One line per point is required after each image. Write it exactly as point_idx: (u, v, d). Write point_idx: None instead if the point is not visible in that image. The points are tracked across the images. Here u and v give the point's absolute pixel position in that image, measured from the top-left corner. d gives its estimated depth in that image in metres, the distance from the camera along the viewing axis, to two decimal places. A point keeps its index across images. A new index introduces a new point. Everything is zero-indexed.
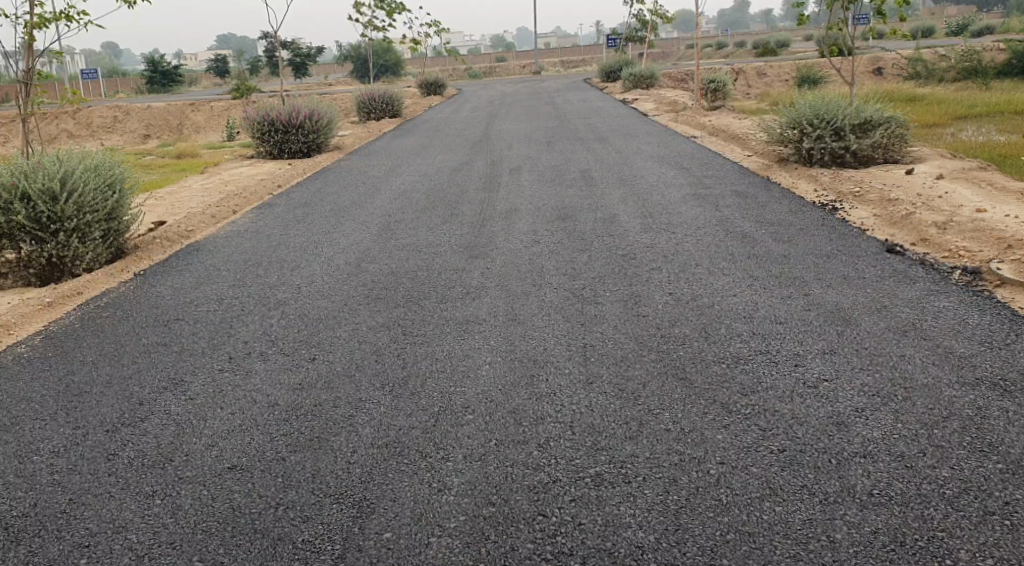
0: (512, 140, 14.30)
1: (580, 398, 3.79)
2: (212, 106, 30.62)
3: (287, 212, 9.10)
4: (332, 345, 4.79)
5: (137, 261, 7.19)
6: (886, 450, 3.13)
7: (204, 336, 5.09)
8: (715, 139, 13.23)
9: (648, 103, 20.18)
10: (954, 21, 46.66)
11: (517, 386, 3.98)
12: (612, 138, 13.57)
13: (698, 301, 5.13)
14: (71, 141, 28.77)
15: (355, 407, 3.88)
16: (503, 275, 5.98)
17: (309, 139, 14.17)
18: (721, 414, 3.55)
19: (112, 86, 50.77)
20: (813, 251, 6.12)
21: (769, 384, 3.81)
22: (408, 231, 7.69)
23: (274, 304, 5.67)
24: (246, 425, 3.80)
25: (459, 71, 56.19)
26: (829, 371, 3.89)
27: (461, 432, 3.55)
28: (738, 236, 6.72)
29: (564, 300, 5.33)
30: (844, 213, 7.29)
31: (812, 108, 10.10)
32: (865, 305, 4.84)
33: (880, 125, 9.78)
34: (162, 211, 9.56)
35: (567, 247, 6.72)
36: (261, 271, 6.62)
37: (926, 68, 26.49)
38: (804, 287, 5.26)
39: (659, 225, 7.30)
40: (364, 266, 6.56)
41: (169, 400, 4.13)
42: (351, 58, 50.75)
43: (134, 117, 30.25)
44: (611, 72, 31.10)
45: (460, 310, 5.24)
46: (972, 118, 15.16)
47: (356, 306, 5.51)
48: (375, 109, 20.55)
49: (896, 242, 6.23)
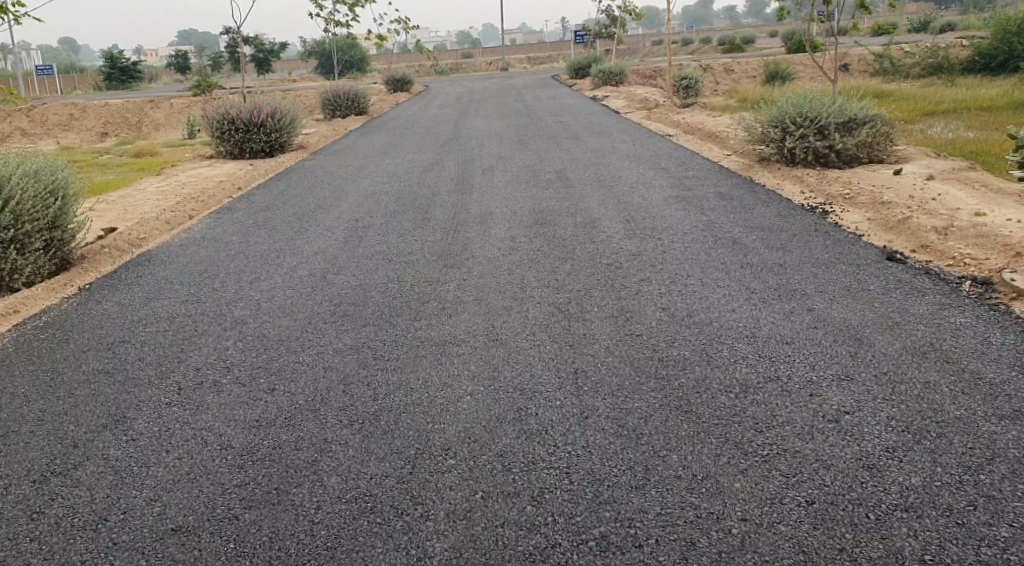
0: (483, 138, 13.84)
1: (576, 438, 3.37)
2: (172, 103, 29.79)
3: (248, 218, 8.55)
4: (294, 372, 4.31)
5: (82, 274, 6.61)
6: (930, 502, 2.86)
7: (152, 361, 4.58)
8: (691, 137, 12.87)
9: (617, 100, 19.82)
10: (917, 18, 47.04)
11: (501, 422, 3.56)
12: (586, 137, 13.19)
13: (693, 318, 4.73)
14: (26, 139, 27.75)
15: (319, 450, 3.43)
16: (481, 287, 5.55)
17: (271, 139, 13.59)
18: (736, 456, 3.18)
19: (69, 82, 49.59)
20: (810, 259, 5.76)
21: (785, 418, 3.42)
22: (376, 238, 7.23)
23: (232, 324, 5.16)
24: (194, 473, 3.31)
25: (425, 67, 55.67)
26: (849, 402, 3.52)
27: (442, 481, 3.13)
28: (728, 242, 6.35)
29: (549, 316, 4.91)
30: (835, 217, 6.96)
31: (794, 107, 9.77)
32: (874, 322, 4.48)
33: (865, 124, 9.47)
34: (114, 217, 8.96)
35: (548, 255, 6.29)
36: (218, 284, 6.10)
37: (892, 64, 26.49)
38: (806, 301, 4.88)
39: (643, 230, 6.91)
40: (331, 278, 6.09)
41: (106, 443, 3.62)
42: (316, 54, 49.90)
43: (91, 115, 29.35)
44: (580, 68, 30.78)
45: (435, 330, 4.79)
46: (941, 115, 15.02)
47: (322, 325, 5.03)
48: (340, 106, 19.96)
49: (896, 249, 5.91)
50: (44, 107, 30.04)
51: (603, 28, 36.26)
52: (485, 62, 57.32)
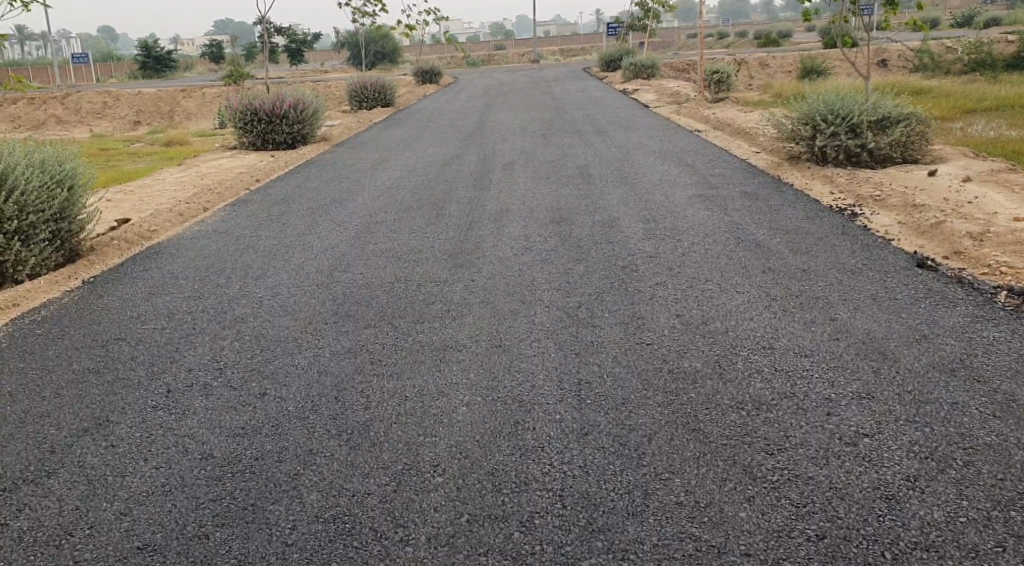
0: (507, 132, 13.64)
1: (572, 456, 3.17)
2: (204, 93, 29.91)
3: (262, 211, 8.43)
4: (287, 375, 4.15)
5: (87, 266, 6.53)
6: (953, 540, 2.62)
7: (144, 360, 4.45)
8: (720, 133, 12.53)
9: (647, 95, 19.47)
10: (961, 13, 45.83)
11: (496, 436, 3.36)
12: (613, 132, 12.90)
13: (708, 326, 4.49)
14: (60, 127, 28.00)
15: (302, 462, 3.28)
16: (489, 289, 5.36)
17: (294, 130, 13.46)
18: (743, 482, 2.95)
19: (106, 71, 50.15)
20: (836, 265, 5.49)
21: (799, 440, 3.19)
22: (388, 234, 7.06)
23: (231, 322, 5.02)
24: (170, 485, 3.21)
25: (456, 59, 55.44)
26: (869, 424, 3.27)
27: (427, 502, 2.96)
28: (751, 245, 6.09)
29: (557, 321, 4.70)
30: (864, 219, 6.66)
31: (826, 104, 9.43)
32: (900, 335, 4.21)
33: (900, 122, 9.10)
34: (129, 208, 8.89)
35: (561, 256, 6.07)
36: (222, 280, 5.97)
37: (933, 60, 25.74)
38: (829, 311, 4.62)
39: (663, 231, 6.66)
40: (337, 275, 5.93)
41: (84, 449, 3.51)
42: (348, 45, 49.89)
43: (124, 103, 29.56)
44: (610, 61, 30.42)
45: (437, 334, 4.59)
46: (981, 113, 14.49)
47: (322, 326, 4.86)
48: (367, 98, 19.84)
49: (927, 255, 5.61)
50: (80, 96, 30.33)
51: (636, 21, 35.79)
52: (518, 54, 57.00)
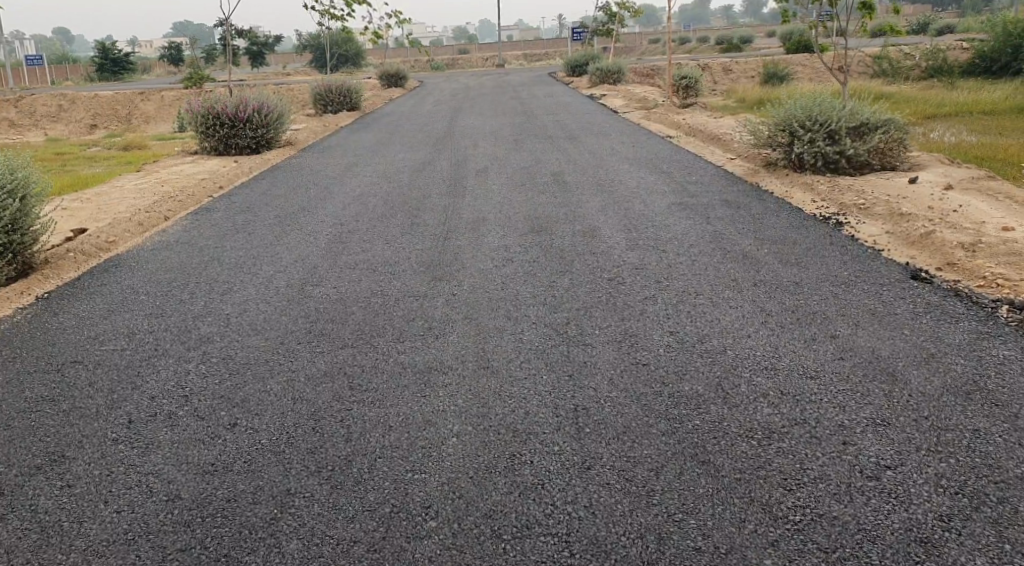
0: (477, 137, 13.39)
1: (577, 495, 2.99)
2: (163, 96, 29.17)
3: (227, 220, 8.08)
4: (260, 402, 3.85)
5: (40, 281, 6.13)
6: None
7: (102, 387, 4.10)
8: (693, 139, 12.42)
9: (615, 99, 19.36)
10: (916, 20, 46.63)
11: (490, 472, 3.14)
12: (584, 138, 12.71)
13: (706, 345, 4.28)
14: (12, 131, 27.11)
15: (279, 505, 3.01)
16: (472, 304, 5.10)
17: (258, 135, 13.04)
18: (765, 523, 2.82)
19: (61, 73, 48.90)
20: (829, 277, 5.32)
21: (818, 473, 3.06)
22: (361, 244, 6.77)
23: (197, 343, 4.69)
24: (133, 532, 2.91)
25: (420, 62, 55.04)
26: (890, 454, 3.14)
27: (420, 552, 2.76)
28: (738, 256, 5.92)
29: (546, 339, 4.46)
30: (850, 229, 6.53)
31: (804, 110, 9.32)
32: (907, 353, 4.05)
33: (878, 129, 9.02)
34: (85, 217, 8.46)
35: (544, 268, 5.84)
36: (187, 295, 5.63)
37: (893, 65, 26.07)
38: (829, 328, 4.43)
39: (646, 241, 6.45)
40: (310, 289, 5.63)
41: (36, 491, 3.17)
42: (311, 48, 49.23)
43: (80, 106, 28.73)
44: (576, 65, 30.32)
45: (420, 355, 4.31)
46: (945, 118, 14.63)
47: (295, 347, 4.55)
48: (332, 101, 19.45)
49: (920, 267, 5.47)
50: (34, 98, 29.44)
51: (601, 25, 35.75)
52: (481, 59, 56.79)
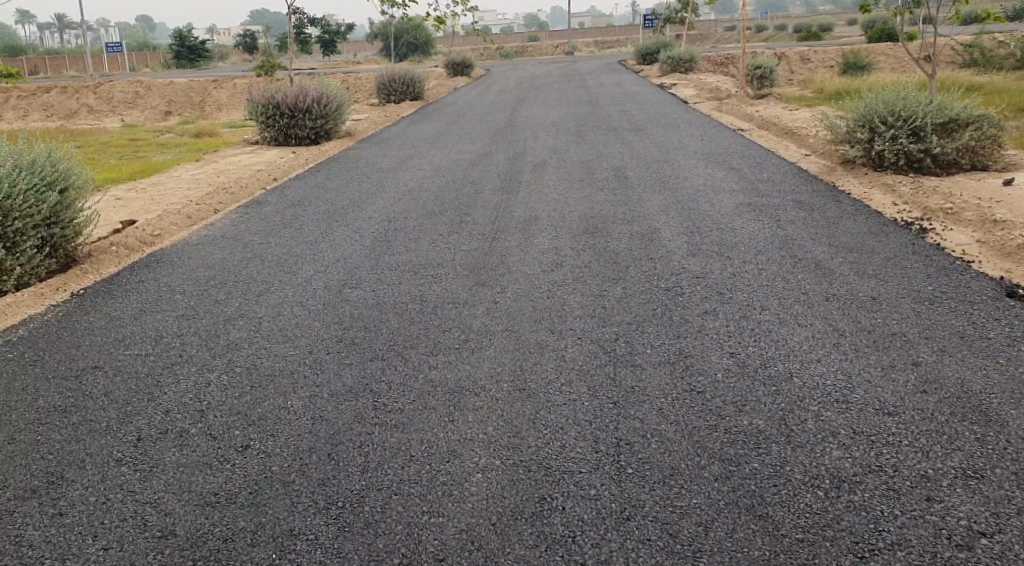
0: (538, 129, 12.98)
1: (610, 554, 2.65)
2: (235, 83, 29.59)
3: (274, 214, 7.90)
4: (277, 421, 3.56)
5: (79, 276, 6.02)
6: None
7: (117, 398, 3.87)
8: (766, 133, 11.75)
9: (687, 89, 18.70)
10: None
11: (516, 519, 2.82)
12: (650, 130, 12.18)
13: (769, 369, 3.82)
14: (92, 117, 27.82)
15: (281, 549, 2.74)
16: (515, 313, 4.75)
17: (317, 126, 12.92)
18: None
19: (141, 60, 50.21)
20: (913, 293, 4.78)
21: (897, 538, 2.65)
22: (406, 243, 6.47)
23: (224, 350, 4.45)
24: None
25: (489, 52, 54.77)
26: (984, 519, 2.72)
27: None
28: (810, 265, 5.41)
29: (592, 357, 4.08)
30: (936, 236, 5.93)
31: (886, 103, 8.63)
32: (1005, 388, 3.53)
33: (969, 125, 8.27)
34: (135, 208, 8.39)
35: (595, 273, 5.45)
36: (223, 295, 5.41)
37: (985, 54, 24.56)
38: (912, 353, 3.93)
39: (709, 245, 5.98)
40: (347, 292, 5.35)
41: (26, 519, 2.95)
42: (381, 36, 49.41)
43: (157, 93, 29.33)
44: (647, 53, 29.51)
45: (452, 372, 3.98)
46: None
47: (323, 357, 4.26)
48: (396, 91, 19.28)
49: (1018, 283, 4.89)
50: (113, 85, 30.18)
51: (673, 13, 34.78)
52: (550, 47, 56.18)
